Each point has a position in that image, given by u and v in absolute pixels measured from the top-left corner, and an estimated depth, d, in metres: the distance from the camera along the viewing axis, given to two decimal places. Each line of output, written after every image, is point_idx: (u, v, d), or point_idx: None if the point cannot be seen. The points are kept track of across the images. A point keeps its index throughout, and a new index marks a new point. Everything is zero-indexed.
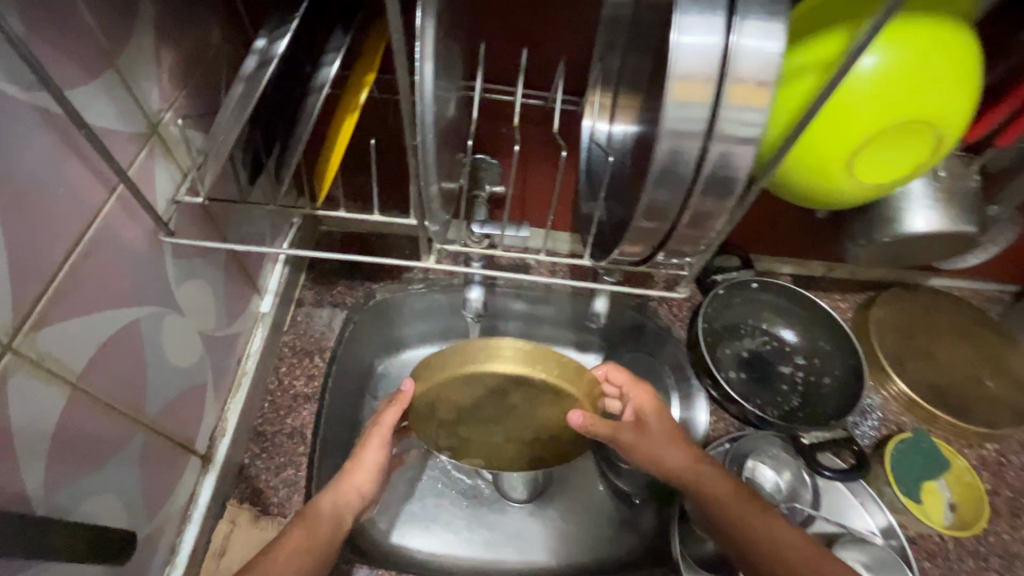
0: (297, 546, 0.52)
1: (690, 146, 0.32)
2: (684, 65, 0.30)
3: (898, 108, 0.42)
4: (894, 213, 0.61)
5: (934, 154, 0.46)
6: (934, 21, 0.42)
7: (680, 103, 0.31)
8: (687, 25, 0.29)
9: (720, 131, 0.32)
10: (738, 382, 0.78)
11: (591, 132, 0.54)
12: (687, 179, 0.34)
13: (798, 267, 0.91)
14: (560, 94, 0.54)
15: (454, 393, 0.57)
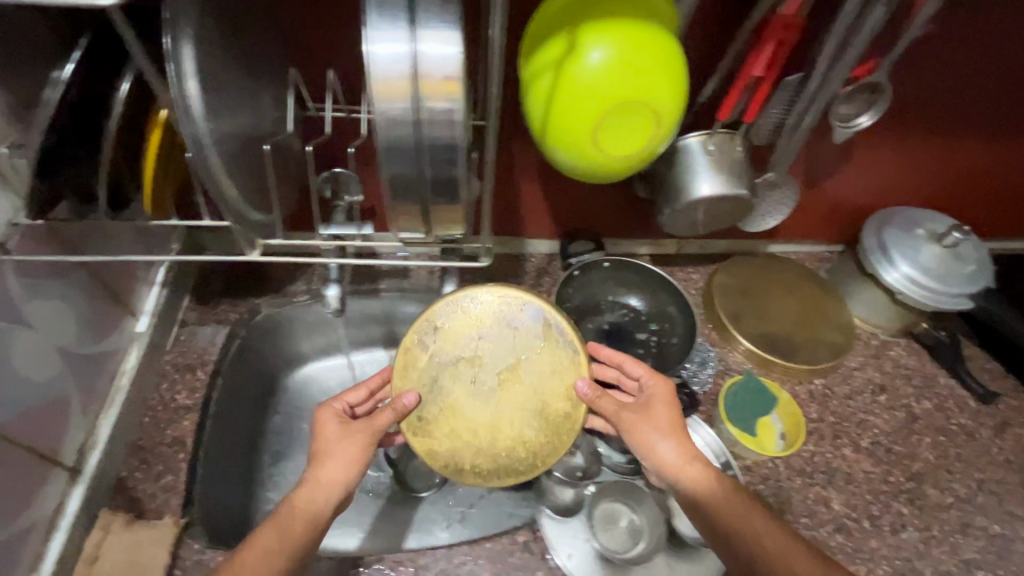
0: (267, 545, 0.56)
1: (407, 130, 0.41)
2: (380, 70, 0.38)
3: (618, 88, 0.53)
4: (686, 186, 0.73)
5: (663, 128, 0.56)
6: (640, 22, 0.53)
7: (385, 97, 0.39)
8: (376, 38, 0.38)
9: (426, 116, 0.40)
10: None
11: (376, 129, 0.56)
12: (418, 155, 0.42)
13: (653, 246, 1.02)
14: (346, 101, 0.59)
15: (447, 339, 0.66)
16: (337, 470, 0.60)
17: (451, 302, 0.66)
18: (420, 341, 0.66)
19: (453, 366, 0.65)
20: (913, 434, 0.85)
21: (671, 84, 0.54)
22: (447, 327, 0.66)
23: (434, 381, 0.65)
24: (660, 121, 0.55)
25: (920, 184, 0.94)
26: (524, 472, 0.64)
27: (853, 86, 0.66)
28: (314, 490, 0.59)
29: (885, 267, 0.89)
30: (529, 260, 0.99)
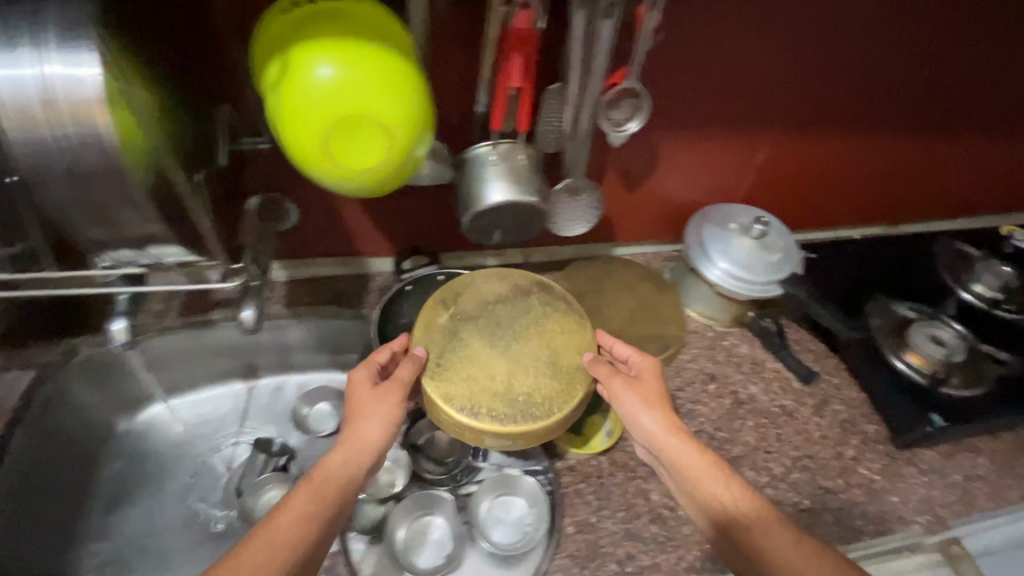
0: (295, 517, 0.64)
1: (44, 140, 0.48)
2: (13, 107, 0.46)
3: (337, 105, 0.55)
4: (478, 195, 0.75)
5: (395, 143, 0.58)
6: (364, 43, 0.56)
7: (17, 114, 0.47)
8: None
9: (61, 131, 0.47)
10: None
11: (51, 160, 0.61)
12: (66, 167, 0.49)
13: (499, 256, 1.04)
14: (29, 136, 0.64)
15: (483, 289, 0.82)
16: (378, 424, 0.70)
17: (447, 290, 0.82)
18: (442, 302, 0.81)
19: (477, 329, 0.79)
20: (737, 418, 0.88)
21: (393, 104, 0.57)
22: (466, 294, 0.83)
23: (453, 333, 0.78)
24: (388, 138, 0.58)
25: (735, 179, 1.00)
26: (538, 417, 0.71)
27: (612, 91, 0.71)
28: (347, 454, 0.69)
29: (704, 262, 0.93)
30: (374, 279, 0.99)
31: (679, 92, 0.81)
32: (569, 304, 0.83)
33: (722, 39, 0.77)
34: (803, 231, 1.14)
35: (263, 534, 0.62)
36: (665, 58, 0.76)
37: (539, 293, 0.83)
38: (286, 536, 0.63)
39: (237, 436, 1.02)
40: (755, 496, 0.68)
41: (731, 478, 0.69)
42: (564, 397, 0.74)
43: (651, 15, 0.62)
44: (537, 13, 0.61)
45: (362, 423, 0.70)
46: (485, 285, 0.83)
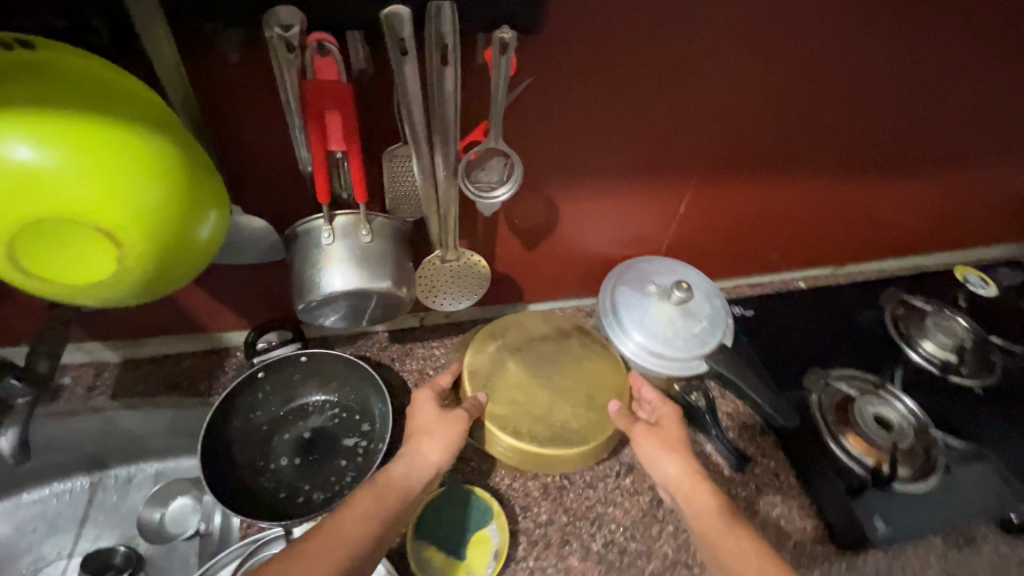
0: (366, 510, 0.57)
1: None
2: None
3: (16, 212, 0.38)
4: (312, 280, 0.59)
5: (132, 256, 0.43)
6: (54, 117, 0.38)
7: None
8: None
9: None
10: (288, 471, 0.73)
11: None
12: None
13: (388, 321, 0.89)
14: None
15: (531, 323, 0.83)
16: (436, 446, 0.66)
17: (491, 324, 0.83)
18: (490, 334, 0.81)
19: (522, 359, 0.79)
20: (655, 522, 0.75)
21: (116, 206, 0.40)
22: (512, 328, 0.83)
23: (500, 361, 0.78)
24: (117, 244, 0.42)
25: (657, 230, 0.86)
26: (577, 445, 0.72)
27: (473, 151, 0.56)
28: (412, 466, 0.64)
29: (616, 332, 0.80)
30: (233, 356, 0.83)
31: (575, 145, 0.66)
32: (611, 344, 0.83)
33: (622, 84, 0.61)
34: (740, 277, 1.02)
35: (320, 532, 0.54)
36: (549, 107, 0.61)
37: (581, 333, 0.84)
38: (347, 534, 0.54)
39: (72, 546, 0.86)
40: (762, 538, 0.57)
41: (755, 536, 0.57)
42: (599, 428, 0.73)
43: (499, 64, 0.47)
44: (339, 64, 0.46)
45: (425, 444, 0.67)
46: (541, 320, 0.84)
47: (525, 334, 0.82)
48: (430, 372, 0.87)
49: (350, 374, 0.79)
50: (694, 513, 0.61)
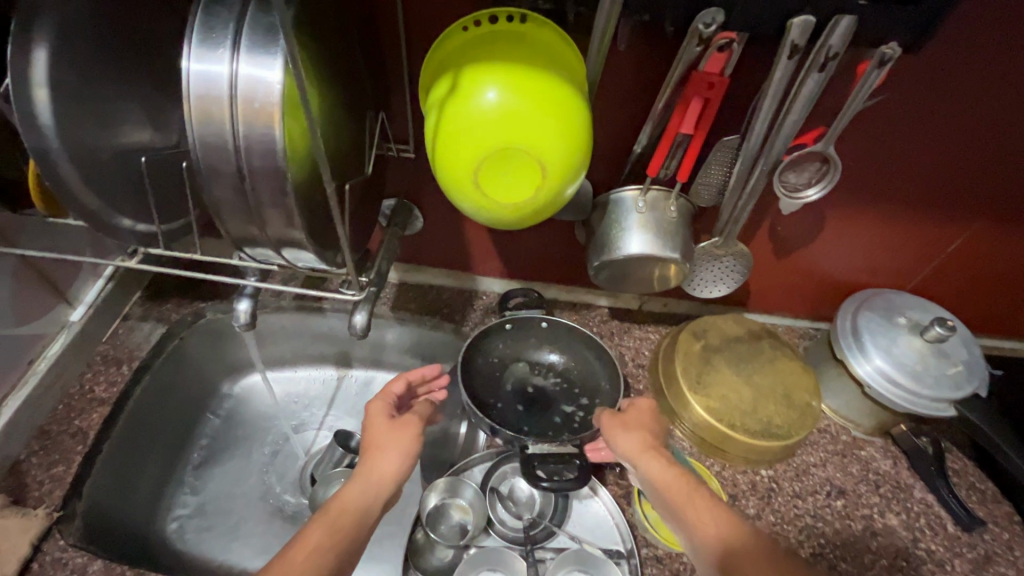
0: (318, 543, 0.57)
1: (222, 142, 0.40)
2: (200, 88, 0.39)
3: (503, 138, 0.51)
4: (615, 243, 0.68)
5: (547, 185, 0.54)
6: (548, 77, 0.51)
7: (201, 119, 0.40)
8: (196, 55, 0.39)
9: (241, 118, 0.40)
10: (513, 414, 0.84)
11: (208, 143, 0.40)
12: (232, 152, 0.41)
13: (612, 298, 0.98)
14: (191, 56, 0.39)
15: (728, 326, 0.88)
16: (396, 454, 0.68)
17: (692, 324, 0.88)
18: (692, 335, 0.87)
19: (725, 358, 0.84)
20: (867, 551, 0.73)
21: (561, 145, 0.52)
22: (708, 329, 0.87)
23: (705, 360, 0.84)
24: (541, 172, 0.53)
25: (919, 268, 0.84)
26: (784, 437, 0.77)
27: (797, 153, 0.61)
28: (365, 486, 0.64)
29: (855, 354, 0.80)
30: (480, 297, 0.97)
31: (880, 164, 0.68)
32: (795, 351, 0.87)
33: (960, 111, 0.62)
34: (985, 337, 0.93)
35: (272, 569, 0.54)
36: (876, 122, 0.64)
37: (771, 338, 0.88)
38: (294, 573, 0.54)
39: (321, 422, 1.03)
40: (730, 513, 0.56)
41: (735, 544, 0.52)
42: (802, 423, 0.78)
43: (874, 76, 0.51)
44: (732, 57, 0.53)
45: (378, 459, 0.67)
46: (733, 324, 0.89)
47: (723, 335, 0.87)
48: (646, 352, 0.94)
49: (575, 344, 0.88)
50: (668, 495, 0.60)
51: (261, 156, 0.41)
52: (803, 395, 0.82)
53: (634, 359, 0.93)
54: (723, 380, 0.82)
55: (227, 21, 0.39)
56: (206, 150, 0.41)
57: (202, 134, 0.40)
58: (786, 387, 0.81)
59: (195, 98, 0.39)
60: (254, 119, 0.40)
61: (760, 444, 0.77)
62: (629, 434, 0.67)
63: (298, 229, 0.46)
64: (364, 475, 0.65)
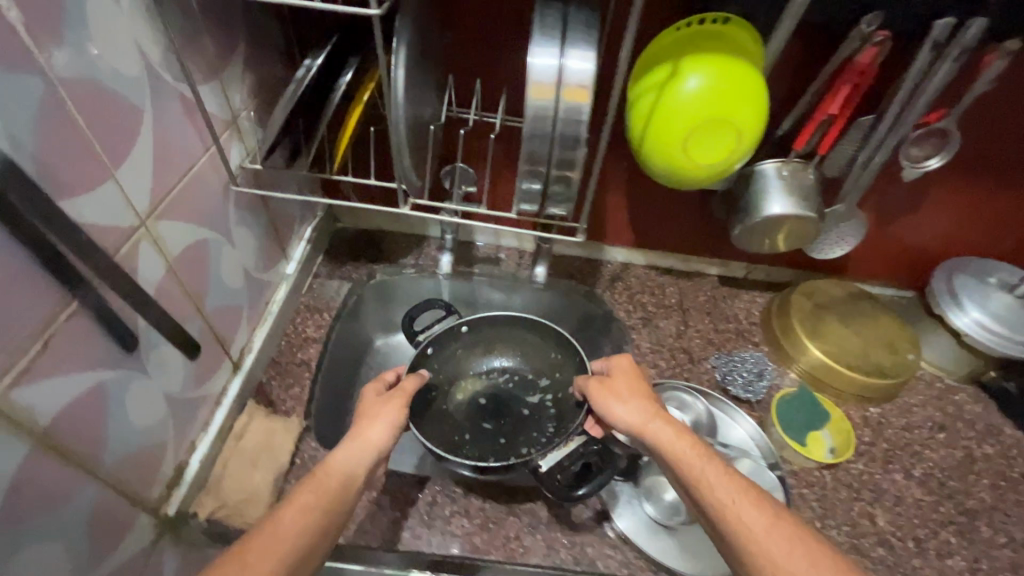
0: (307, 503, 0.61)
1: (546, 115, 0.55)
2: (540, 73, 0.53)
3: (706, 112, 0.65)
4: (759, 207, 0.82)
5: (739, 150, 0.68)
6: (744, 67, 0.66)
7: (535, 98, 0.54)
8: (536, 51, 0.53)
9: (563, 104, 0.54)
10: (490, 435, 0.91)
11: (534, 117, 0.55)
12: (551, 115, 0.55)
13: (721, 268, 1.11)
14: (530, 54, 0.53)
15: (829, 288, 1.02)
16: (382, 430, 0.71)
17: (802, 286, 1.02)
18: (802, 295, 1.01)
19: (834, 313, 0.98)
20: (971, 473, 0.86)
21: (752, 119, 0.66)
22: (814, 291, 1.02)
23: (817, 315, 0.98)
24: (736, 140, 0.67)
25: (1002, 237, 0.97)
26: (895, 376, 0.90)
27: (923, 130, 0.75)
28: (353, 453, 0.68)
29: (954, 310, 0.92)
30: (607, 265, 1.11)
31: (979, 138, 0.82)
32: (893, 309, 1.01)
33: None
34: None
35: (264, 533, 0.57)
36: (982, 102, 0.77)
37: (871, 298, 1.01)
38: (282, 536, 0.57)
39: None
40: (737, 480, 0.58)
41: (750, 509, 0.55)
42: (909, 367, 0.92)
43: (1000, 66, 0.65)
44: (885, 53, 0.67)
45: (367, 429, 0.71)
46: (835, 286, 1.02)
47: (828, 296, 1.01)
48: (756, 312, 1.07)
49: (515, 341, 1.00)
50: (675, 460, 0.62)
51: (569, 122, 0.55)
52: (906, 343, 0.95)
53: (748, 318, 1.06)
54: (837, 333, 0.95)
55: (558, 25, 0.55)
56: (535, 116, 0.55)
57: (532, 107, 0.54)
58: (891, 336, 0.95)
59: (529, 85, 0.54)
60: (573, 98, 0.54)
61: (875, 383, 0.90)
62: (627, 404, 0.70)
63: (574, 179, 0.61)
64: (346, 448, 0.68)
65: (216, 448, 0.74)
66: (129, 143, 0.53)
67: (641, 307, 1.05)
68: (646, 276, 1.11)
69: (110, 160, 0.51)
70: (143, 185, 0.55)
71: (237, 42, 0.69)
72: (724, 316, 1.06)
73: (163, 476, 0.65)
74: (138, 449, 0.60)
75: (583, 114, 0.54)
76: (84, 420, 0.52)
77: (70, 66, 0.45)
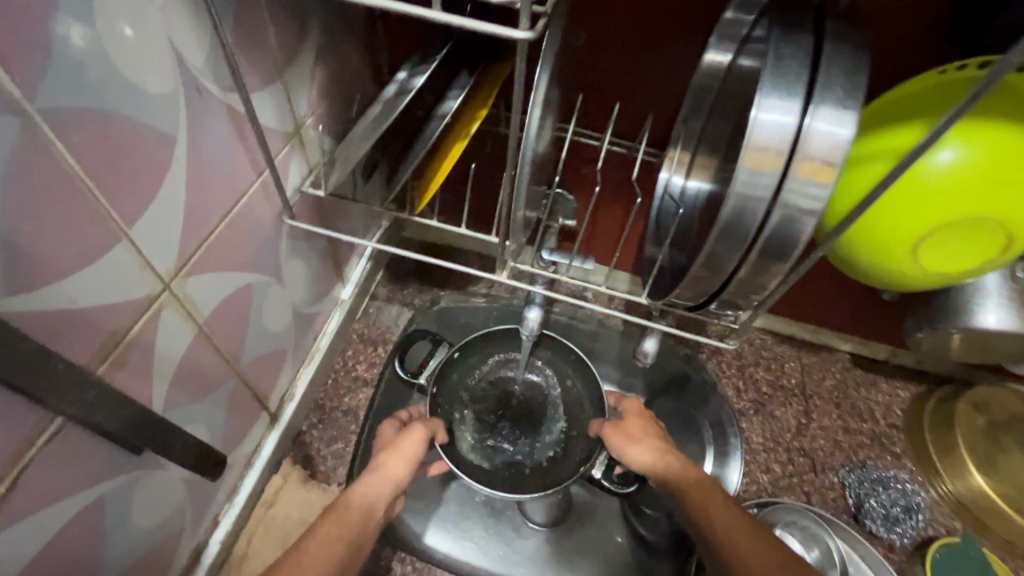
0: (330, 534, 0.49)
1: (759, 196, 0.37)
2: (767, 137, 0.36)
3: (971, 200, 0.43)
4: (964, 313, 0.60)
5: (1002, 254, 0.47)
6: None
7: (750, 169, 0.37)
8: (766, 105, 0.36)
9: (789, 185, 0.37)
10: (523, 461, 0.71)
11: (740, 196, 0.38)
12: (766, 199, 0.37)
13: (858, 344, 0.88)
14: (757, 105, 0.36)
15: (1009, 400, 0.82)
16: (400, 466, 0.55)
17: (972, 395, 0.83)
18: (972, 409, 0.83)
19: (1012, 439, 0.81)
20: None
21: None
22: (990, 404, 0.83)
23: (989, 439, 0.81)
24: (1006, 240, 0.45)
25: None
26: None
27: None
28: (372, 486, 0.53)
29: None
30: None
31: None
32: None
33: None
34: None
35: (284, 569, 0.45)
36: None
37: None
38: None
39: None
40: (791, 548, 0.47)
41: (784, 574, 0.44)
42: None
43: None
44: None
45: (385, 464, 0.55)
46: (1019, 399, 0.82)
47: (1007, 411, 0.82)
48: (899, 411, 0.85)
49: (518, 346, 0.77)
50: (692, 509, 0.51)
51: (791, 214, 0.37)
52: None
53: (887, 418, 0.84)
54: (1016, 465, 0.80)
55: (795, 75, 0.36)
56: (742, 196, 0.38)
57: (742, 182, 0.37)
58: None
59: (745, 149, 0.36)
60: (808, 179, 0.36)
61: None
62: (637, 446, 0.57)
63: (768, 286, 0.42)
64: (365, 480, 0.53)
65: (241, 520, 0.62)
66: (152, 184, 0.38)
67: (753, 386, 0.86)
68: (763, 343, 0.90)
69: (119, 212, 0.35)
70: (168, 237, 0.40)
71: (310, 25, 0.51)
72: (857, 412, 0.84)
73: (175, 567, 0.54)
74: (143, 552, 0.48)
75: (818, 203, 0.36)
76: (75, 549, 0.40)
77: (61, 90, 0.30)
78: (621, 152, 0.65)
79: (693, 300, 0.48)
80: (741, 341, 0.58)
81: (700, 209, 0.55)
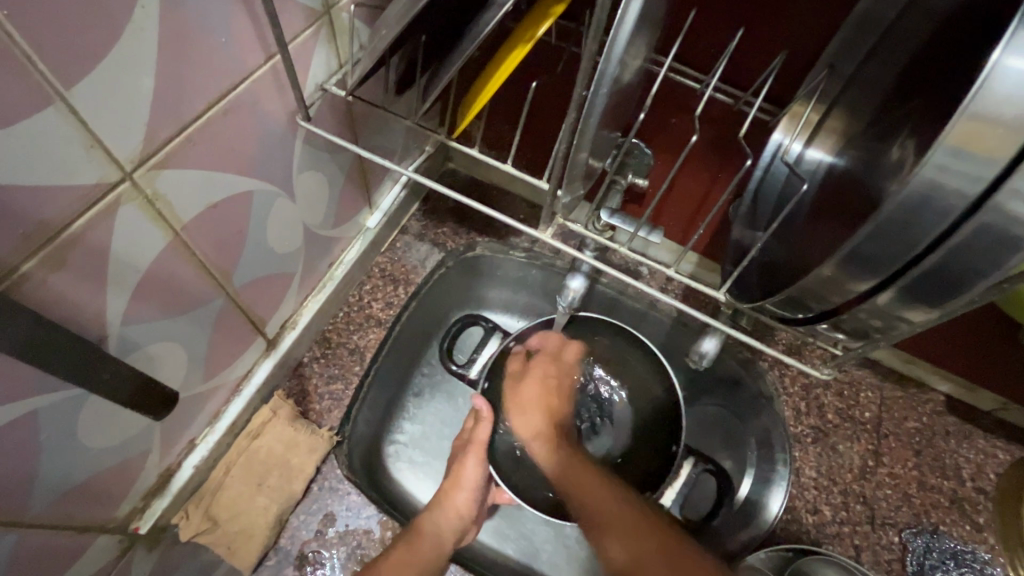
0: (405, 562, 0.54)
1: (958, 193, 0.24)
2: (1002, 101, 0.22)
3: None
4: None
5: None
6: None
7: (958, 148, 0.23)
8: (1020, 45, 0.22)
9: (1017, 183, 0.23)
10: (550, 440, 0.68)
11: (928, 185, 0.24)
12: (969, 198, 0.24)
13: (962, 388, 0.72)
14: (1007, 36, 0.22)
15: None
16: (464, 497, 0.59)
17: None
18: None
19: None
20: None
21: None
22: None
23: None
24: None
25: None
26: None
27: None
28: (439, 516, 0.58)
29: None
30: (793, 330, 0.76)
31: None
32: None
33: None
34: None
35: None
36: None
37: None
38: None
39: None
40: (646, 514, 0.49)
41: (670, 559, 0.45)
42: None
43: None
44: None
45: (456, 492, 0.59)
46: None
47: None
48: (991, 475, 0.70)
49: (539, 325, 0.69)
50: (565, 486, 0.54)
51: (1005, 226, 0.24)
52: None
53: (975, 481, 0.70)
54: None
55: None
56: (930, 189, 0.24)
57: (937, 168, 0.24)
58: None
59: (961, 114, 0.23)
60: None
61: None
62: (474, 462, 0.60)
63: (916, 316, 0.30)
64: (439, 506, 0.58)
65: (221, 448, 0.57)
66: (92, 39, 0.28)
67: (817, 410, 0.73)
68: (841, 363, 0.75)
69: (43, 61, 0.27)
70: (129, 111, 0.32)
71: None
72: (939, 466, 0.70)
73: (139, 487, 0.50)
74: (96, 472, 0.43)
75: None
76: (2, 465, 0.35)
77: None
78: (728, 101, 0.50)
79: (798, 309, 0.36)
80: (840, 370, 0.45)
81: (825, 188, 0.41)
